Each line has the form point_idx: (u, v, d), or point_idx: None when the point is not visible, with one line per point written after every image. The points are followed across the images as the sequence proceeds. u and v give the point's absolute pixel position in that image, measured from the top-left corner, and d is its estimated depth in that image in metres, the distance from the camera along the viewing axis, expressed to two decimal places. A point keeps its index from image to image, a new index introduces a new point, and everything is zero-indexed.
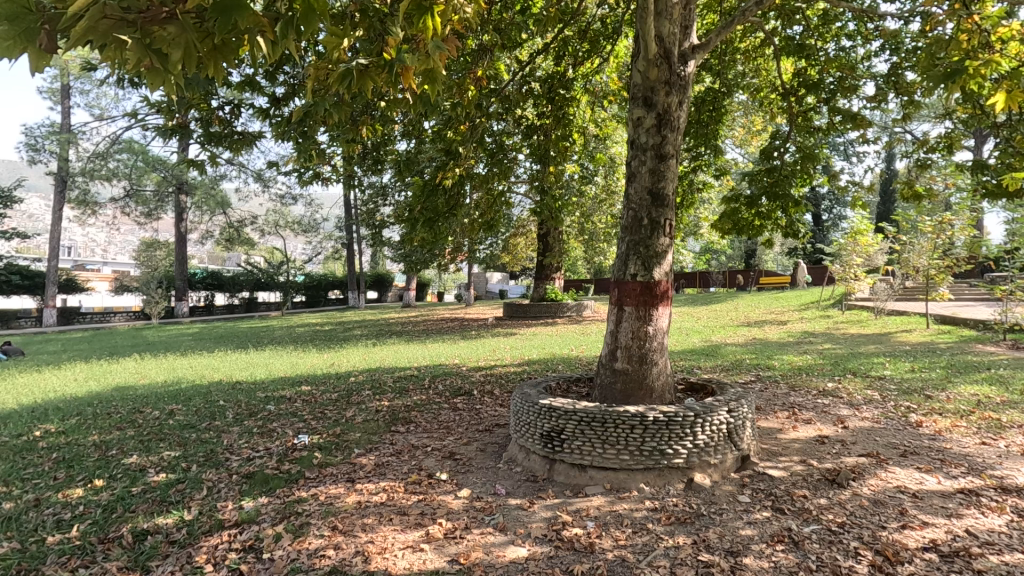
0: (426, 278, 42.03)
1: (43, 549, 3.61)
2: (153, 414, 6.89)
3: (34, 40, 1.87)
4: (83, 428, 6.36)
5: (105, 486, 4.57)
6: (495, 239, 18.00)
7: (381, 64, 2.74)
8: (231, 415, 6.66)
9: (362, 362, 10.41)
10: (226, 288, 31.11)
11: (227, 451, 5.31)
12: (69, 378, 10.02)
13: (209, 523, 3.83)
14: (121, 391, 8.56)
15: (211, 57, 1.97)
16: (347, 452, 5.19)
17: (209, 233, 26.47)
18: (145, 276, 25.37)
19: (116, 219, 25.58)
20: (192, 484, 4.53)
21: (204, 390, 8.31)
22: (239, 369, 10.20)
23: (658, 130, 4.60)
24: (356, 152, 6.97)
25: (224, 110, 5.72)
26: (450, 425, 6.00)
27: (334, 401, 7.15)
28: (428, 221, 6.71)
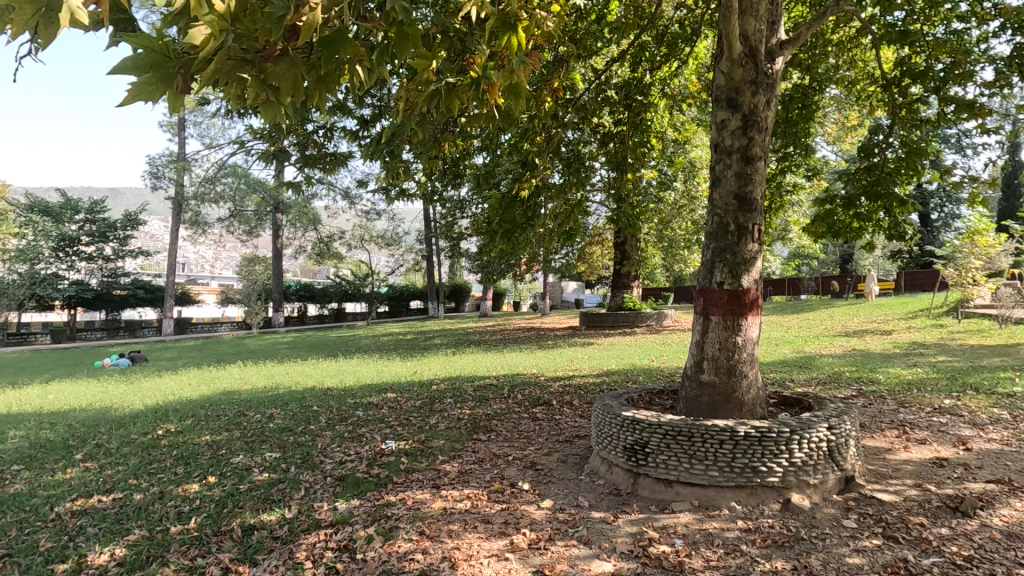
0: (503, 288, 42.68)
1: (167, 538, 3.98)
2: (256, 417, 7.46)
3: (172, 83, 1.85)
4: (198, 429, 6.99)
5: (217, 482, 4.99)
6: (570, 249, 17.98)
7: (466, 83, 2.80)
8: (323, 421, 7.04)
9: (442, 370, 10.66)
10: (317, 299, 33.35)
11: (321, 454, 5.62)
12: (185, 383, 11.06)
13: (308, 522, 4.07)
14: (228, 395, 9.32)
15: (316, 87, 2.03)
16: (432, 458, 5.34)
17: (302, 248, 28.46)
18: (247, 289, 27.60)
19: (222, 238, 28.07)
20: (292, 485, 4.83)
21: (299, 396, 8.88)
22: (330, 376, 10.80)
23: (744, 132, 4.40)
24: (437, 168, 7.26)
25: (318, 134, 6.13)
26: (531, 435, 6.02)
27: (418, 408, 7.41)
28: (506, 233, 6.76)
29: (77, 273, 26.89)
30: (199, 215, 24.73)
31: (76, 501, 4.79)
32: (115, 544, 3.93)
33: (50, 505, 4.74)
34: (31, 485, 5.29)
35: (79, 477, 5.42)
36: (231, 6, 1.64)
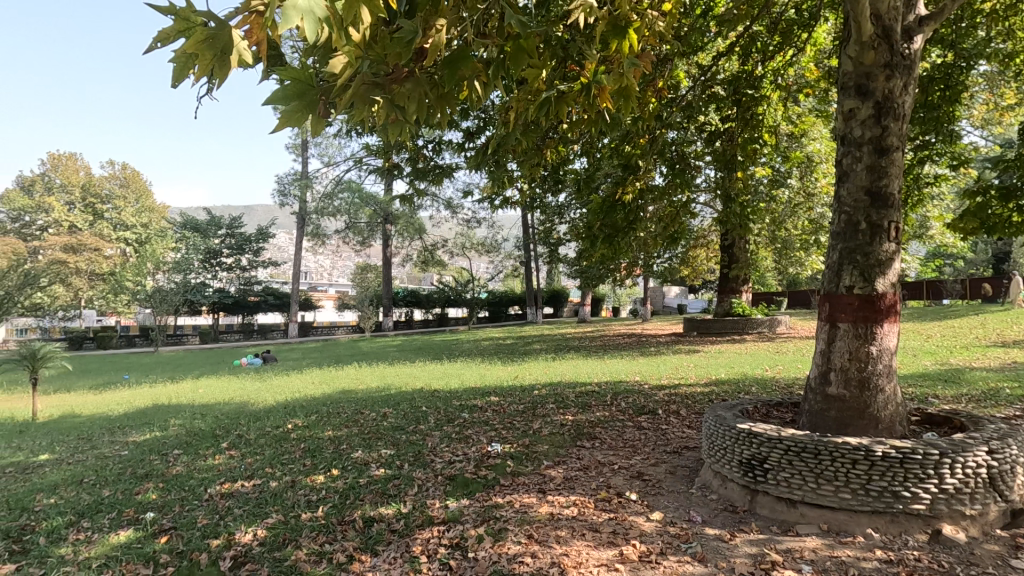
0: (601, 294, 42.14)
1: (300, 524, 4.37)
2: (371, 415, 7.96)
3: (314, 109, 2.00)
4: (321, 424, 7.60)
5: (340, 475, 5.39)
6: (672, 253, 17.36)
7: (576, 89, 2.81)
8: (432, 421, 7.36)
9: (543, 375, 10.72)
10: (423, 305, 35.09)
11: (431, 453, 5.88)
12: (309, 382, 12.09)
13: (422, 518, 4.27)
14: (346, 394, 10.04)
15: (439, 104, 2.11)
16: (537, 462, 5.40)
17: (409, 257, 30.16)
18: (360, 295, 29.65)
19: (338, 248, 30.38)
20: (406, 481, 5.10)
21: (408, 396, 9.35)
22: (436, 379, 11.26)
23: (877, 121, 4.00)
24: (538, 175, 7.35)
25: (428, 149, 6.47)
26: (637, 444, 5.87)
27: (521, 412, 7.50)
28: (607, 237, 6.65)
29: (219, 282, 30.40)
30: (319, 228, 26.97)
31: (223, 484, 5.39)
32: (257, 525, 4.37)
33: (204, 486, 5.38)
34: (188, 467, 6.05)
35: (226, 463, 6.10)
36: (367, 35, 1.76)
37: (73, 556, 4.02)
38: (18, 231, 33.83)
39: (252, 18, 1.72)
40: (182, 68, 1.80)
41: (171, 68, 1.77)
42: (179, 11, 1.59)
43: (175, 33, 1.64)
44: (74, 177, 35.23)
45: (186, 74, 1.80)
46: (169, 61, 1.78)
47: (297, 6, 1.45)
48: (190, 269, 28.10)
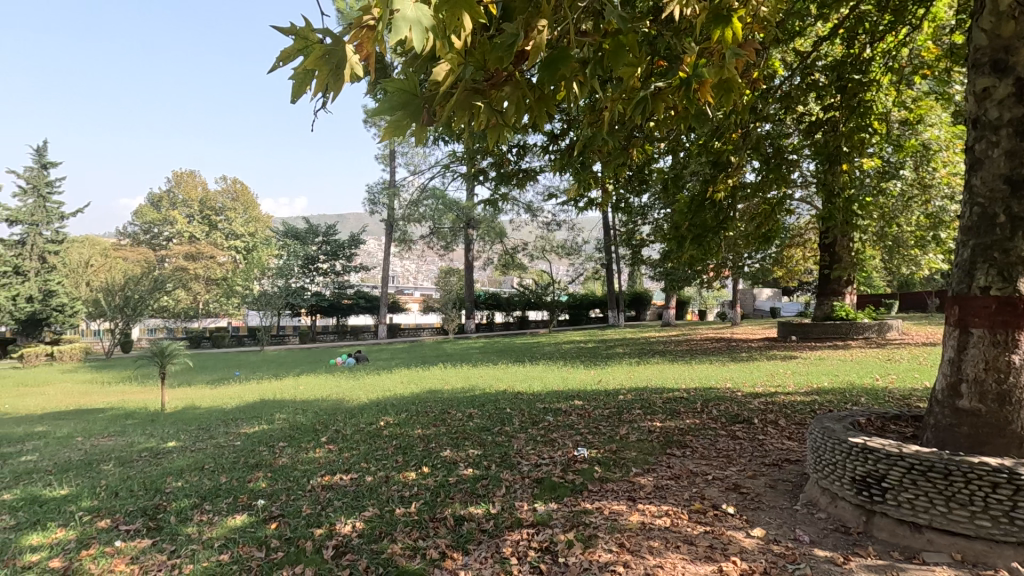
0: (686, 296, 40.63)
1: (394, 518, 4.53)
2: (458, 415, 8.15)
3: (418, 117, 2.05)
4: (411, 422, 7.88)
5: (430, 473, 5.56)
6: (766, 253, 16.36)
7: (672, 84, 2.70)
8: (517, 423, 7.40)
9: (627, 380, 10.47)
10: (504, 307, 35.72)
11: (517, 455, 5.91)
12: (398, 381, 12.59)
13: (511, 520, 4.29)
14: (433, 394, 10.36)
15: (537, 106, 2.10)
16: (625, 469, 5.26)
17: (490, 260, 30.99)
18: (444, 298, 30.52)
19: (423, 252, 31.47)
20: (494, 481, 5.15)
21: (493, 397, 9.46)
22: (519, 381, 11.34)
23: (1020, 100, 3.52)
24: (622, 176, 7.19)
25: (511, 153, 6.51)
26: (731, 454, 5.57)
27: (607, 417, 7.36)
28: (696, 237, 6.39)
29: (316, 286, 32.49)
30: (406, 233, 28.05)
31: (324, 477, 5.72)
32: (355, 518, 4.58)
33: (307, 477, 5.75)
34: (292, 459, 6.48)
35: (325, 457, 6.48)
36: (469, 42, 1.78)
37: (198, 536, 4.41)
38: (149, 242, 38.12)
39: (361, 33, 1.80)
40: (300, 84, 1.91)
41: (291, 84, 1.90)
42: (298, 31, 1.69)
43: (296, 50, 1.74)
44: (194, 193, 39.21)
45: (304, 90, 1.91)
46: (290, 79, 1.90)
47: (405, 17, 1.49)
48: (291, 274, 30.31)
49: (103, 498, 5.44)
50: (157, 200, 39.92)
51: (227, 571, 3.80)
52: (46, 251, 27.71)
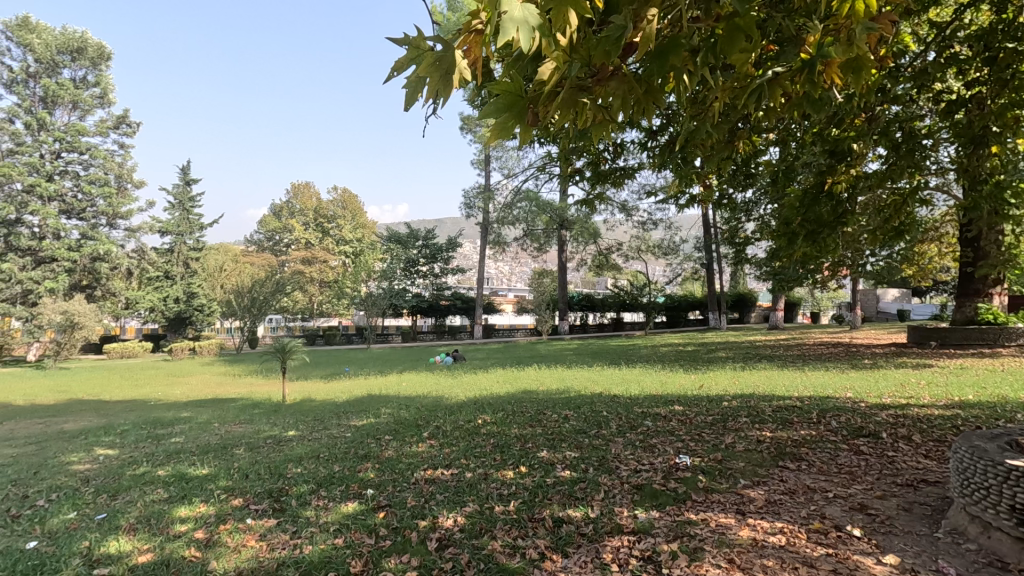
0: (797, 297, 37.70)
1: (494, 515, 4.61)
2: (554, 416, 8.16)
3: (523, 118, 2.05)
4: (508, 421, 8.00)
5: (528, 472, 5.59)
6: (892, 250, 14.77)
7: (793, 67, 2.49)
8: (614, 426, 7.25)
9: (732, 386, 9.89)
10: (598, 309, 35.45)
11: (615, 460, 5.79)
12: (495, 380, 12.85)
13: (611, 525, 4.20)
14: (529, 394, 10.46)
15: (645, 100, 2.03)
16: (733, 480, 4.96)
17: (584, 261, 30.76)
18: (538, 299, 30.70)
19: (517, 254, 31.92)
20: (592, 485, 5.08)
21: (589, 400, 9.35)
22: (616, 384, 11.10)
23: None
24: (727, 171, 6.81)
25: (608, 151, 6.37)
26: (855, 471, 5.07)
27: (710, 424, 7.00)
28: (810, 234, 5.88)
29: (416, 287, 34.10)
30: (501, 236, 28.90)
31: (427, 471, 5.95)
32: (457, 512, 4.71)
33: (411, 470, 6.02)
34: (397, 452, 6.81)
35: (427, 451, 6.75)
36: (575, 39, 1.76)
37: (316, 519, 4.76)
38: (272, 248, 42.10)
39: (471, 37, 1.84)
40: (413, 93, 1.99)
41: (404, 93, 1.97)
42: (412, 40, 1.76)
43: (410, 60, 1.82)
44: (309, 202, 42.83)
45: (417, 98, 1.98)
46: (403, 88, 1.98)
47: (513, 18, 1.50)
48: (394, 277, 32.00)
49: (236, 479, 6.04)
50: (278, 210, 43.97)
51: (341, 554, 4.06)
52: (190, 257, 31.36)
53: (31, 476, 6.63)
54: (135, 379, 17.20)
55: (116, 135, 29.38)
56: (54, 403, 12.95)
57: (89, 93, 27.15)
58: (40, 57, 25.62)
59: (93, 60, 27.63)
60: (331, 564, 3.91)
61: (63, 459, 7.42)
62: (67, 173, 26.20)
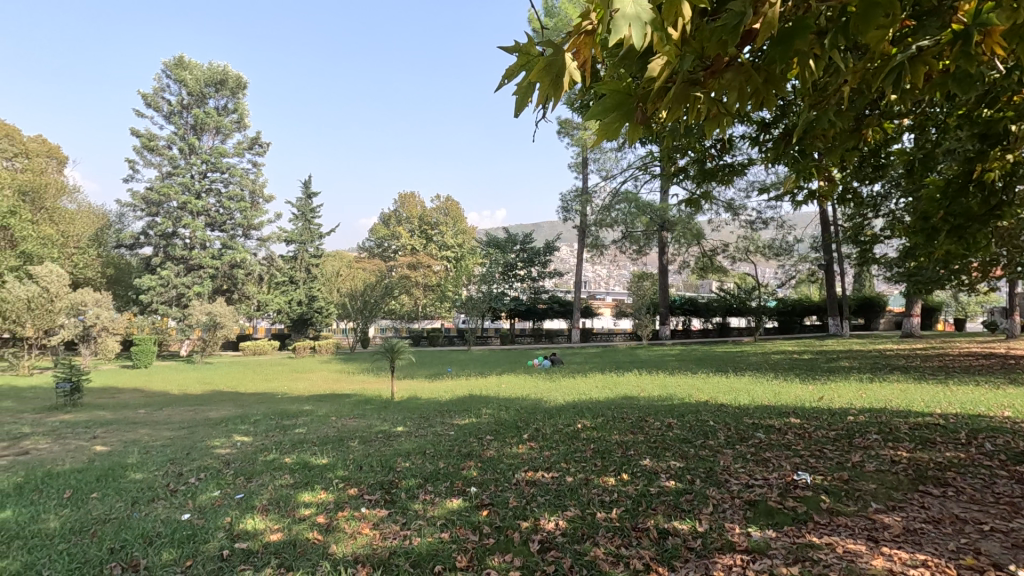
0: (937, 302, 33.42)
1: (597, 521, 4.54)
2: (656, 424, 7.88)
3: (632, 118, 2.01)
4: (609, 427, 7.87)
5: (630, 480, 5.46)
6: None
7: (942, 41, 2.21)
8: (722, 437, 6.86)
9: (859, 398, 8.96)
10: (702, 313, 34.12)
11: (725, 473, 5.47)
12: (593, 385, 12.70)
13: (721, 541, 3.98)
14: (629, 400, 10.20)
15: (766, 90, 1.90)
16: (863, 503, 4.49)
17: (686, 263, 29.42)
18: (637, 303, 29.90)
19: (615, 257, 31.43)
20: (700, 498, 4.84)
21: (694, 408, 8.94)
22: (723, 392, 10.51)
23: None
24: (851, 163, 6.20)
25: (716, 147, 6.02)
26: (1017, 502, 4.38)
27: (832, 440, 6.41)
28: (955, 229, 5.21)
29: (514, 291, 34.66)
30: (598, 239, 28.45)
31: (528, 472, 6.01)
32: (558, 516, 4.70)
33: (513, 471, 6.10)
34: (499, 452, 6.95)
35: (528, 453, 6.81)
36: (688, 31, 1.70)
37: (423, 513, 4.98)
38: (381, 254, 44.88)
39: (580, 40, 1.84)
40: (521, 99, 2.02)
41: (514, 101, 2.02)
42: (522, 48, 1.79)
43: (519, 67, 1.86)
44: (415, 211, 44.29)
45: (526, 103, 2.02)
46: (512, 95, 2.03)
47: (625, 15, 1.49)
48: (493, 280, 32.74)
49: (352, 470, 6.47)
50: (386, 218, 46.43)
51: (448, 548, 4.20)
52: (311, 264, 34.29)
53: (184, 456, 7.57)
54: (266, 374, 19.08)
55: (250, 155, 32.85)
56: (200, 394, 14.68)
57: (230, 119, 30.61)
58: (191, 90, 29.30)
59: (233, 90, 31.14)
60: (438, 558, 4.06)
61: (209, 443, 8.39)
62: (212, 191, 29.70)
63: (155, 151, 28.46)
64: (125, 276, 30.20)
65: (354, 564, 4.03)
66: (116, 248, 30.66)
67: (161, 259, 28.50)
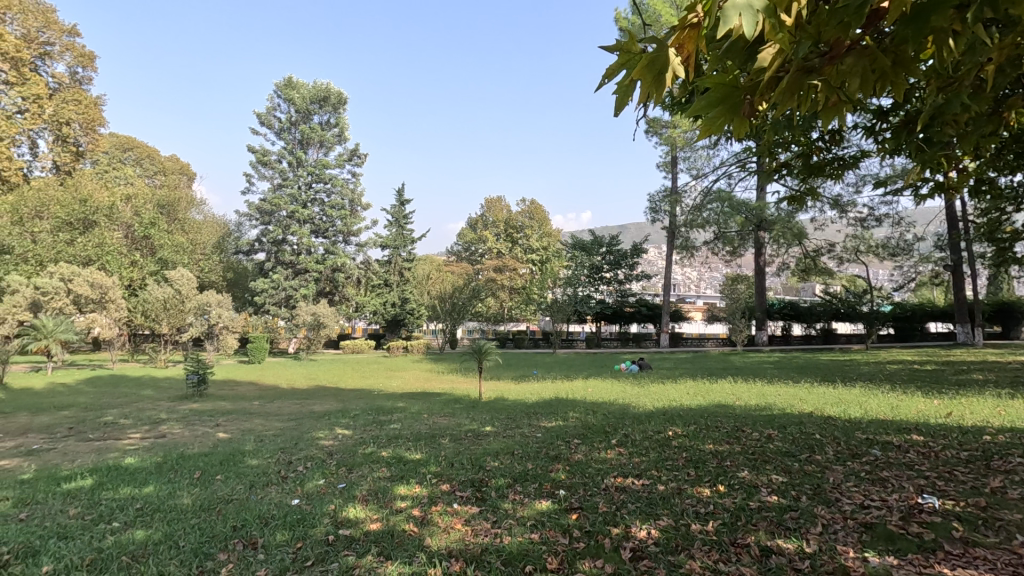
0: None
1: (691, 534, 4.36)
2: (754, 435, 7.44)
3: (738, 111, 1.92)
4: (701, 436, 7.54)
5: (727, 492, 5.20)
6: None
7: None
8: (831, 453, 6.33)
9: (996, 416, 7.95)
10: (804, 319, 31.89)
11: (835, 491, 5.04)
12: (683, 392, 12.23)
13: (832, 564, 3.68)
14: (723, 408, 9.74)
15: (894, 74, 1.74)
16: (1004, 535, 3.97)
17: (786, 265, 27.67)
18: (731, 308, 28.43)
19: (708, 259, 30.18)
20: (807, 517, 4.50)
21: (796, 420, 8.35)
22: (830, 403, 9.75)
23: None
24: (988, 152, 5.50)
25: (824, 139, 5.57)
26: None
27: (964, 461, 5.72)
28: None
29: (600, 294, 34.26)
30: (689, 240, 27.48)
31: (617, 478, 5.90)
32: (650, 525, 4.57)
33: (601, 476, 6.02)
34: (587, 456, 6.89)
35: (617, 459, 6.68)
36: (804, 16, 1.60)
37: (513, 512, 5.04)
38: (469, 258, 46.11)
39: (685, 33, 1.79)
40: (621, 98, 2.00)
41: (613, 101, 2.00)
42: (624, 46, 1.78)
43: (620, 66, 1.84)
44: (501, 215, 45.16)
45: (627, 103, 1.99)
46: (612, 94, 2.01)
47: (736, 4, 1.43)
48: (578, 283, 32.63)
49: (444, 466, 6.70)
50: (474, 223, 47.61)
51: (538, 549, 4.22)
52: (403, 268, 35.92)
53: (294, 446, 8.20)
54: (364, 372, 20.24)
55: (350, 166, 35.01)
56: (307, 388, 15.85)
57: (332, 133, 32.86)
58: (298, 108, 31.82)
59: (334, 106, 33.44)
60: (528, 558, 4.10)
61: (315, 434, 9.04)
62: (316, 200, 31.99)
63: (268, 165, 31.18)
64: (242, 279, 33.33)
65: (448, 558, 4.15)
66: (235, 253, 33.87)
67: (273, 264, 31.09)
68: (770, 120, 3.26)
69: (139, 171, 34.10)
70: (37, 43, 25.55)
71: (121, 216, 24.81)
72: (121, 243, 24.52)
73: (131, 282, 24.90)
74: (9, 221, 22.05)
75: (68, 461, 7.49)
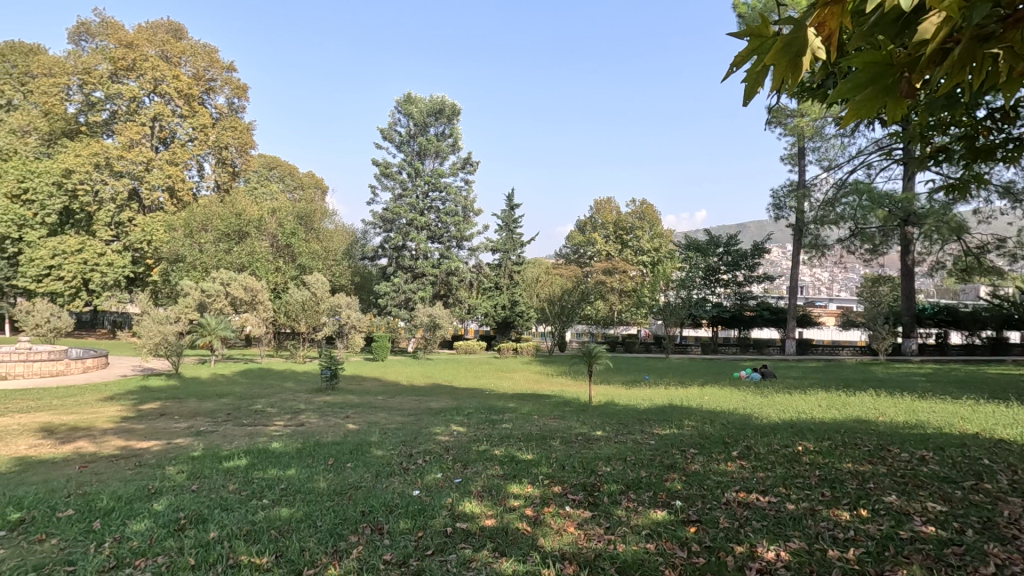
0: None
1: (828, 560, 3.96)
2: (903, 455, 6.61)
3: (893, 91, 1.72)
4: (837, 453, 6.83)
5: (871, 518, 4.66)
6: None
7: None
8: (1004, 482, 5.43)
9: None
10: (965, 325, 27.78)
11: (1012, 527, 4.31)
12: (815, 404, 11.18)
13: None
14: (862, 423, 8.77)
15: None
16: None
17: (941, 264, 24.23)
18: (871, 312, 25.52)
19: (842, 258, 27.38)
20: (974, 554, 3.90)
21: (957, 441, 7.28)
22: (1003, 424, 8.38)
23: None
24: None
25: (992, 117, 4.77)
26: None
27: None
28: None
29: (716, 296, 32.44)
30: (819, 238, 25.18)
31: (739, 493, 5.53)
32: (779, 546, 4.22)
33: (721, 489, 5.67)
34: (704, 467, 6.54)
35: (738, 472, 6.27)
36: None
37: (627, 520, 4.92)
38: (578, 260, 45.92)
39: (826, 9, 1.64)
40: (751, 87, 1.89)
41: (742, 90, 1.90)
42: (754, 30, 1.68)
43: (749, 52, 1.74)
44: (610, 216, 44.45)
45: (757, 91, 1.88)
46: (741, 84, 1.90)
47: None
48: (693, 286, 31.21)
49: (555, 468, 6.73)
50: (582, 225, 47.40)
51: (654, 560, 4.08)
52: (513, 271, 36.62)
53: (414, 439, 8.68)
54: (476, 372, 20.91)
55: (463, 174, 36.40)
56: (424, 386, 16.72)
57: (447, 143, 34.41)
58: (416, 121, 33.79)
59: (449, 117, 35.00)
60: (644, 567, 3.98)
61: (432, 430, 9.51)
62: (433, 208, 33.71)
63: (389, 177, 33.38)
64: (367, 283, 36.05)
65: (561, 560, 4.15)
66: (361, 259, 36.66)
67: (394, 268, 33.22)
68: (924, 100, 2.90)
69: (282, 186, 38.23)
70: (204, 80, 29.61)
71: (268, 227, 27.97)
72: (268, 252, 27.59)
73: (276, 286, 27.94)
74: (183, 233, 25.98)
75: (228, 442, 8.56)
